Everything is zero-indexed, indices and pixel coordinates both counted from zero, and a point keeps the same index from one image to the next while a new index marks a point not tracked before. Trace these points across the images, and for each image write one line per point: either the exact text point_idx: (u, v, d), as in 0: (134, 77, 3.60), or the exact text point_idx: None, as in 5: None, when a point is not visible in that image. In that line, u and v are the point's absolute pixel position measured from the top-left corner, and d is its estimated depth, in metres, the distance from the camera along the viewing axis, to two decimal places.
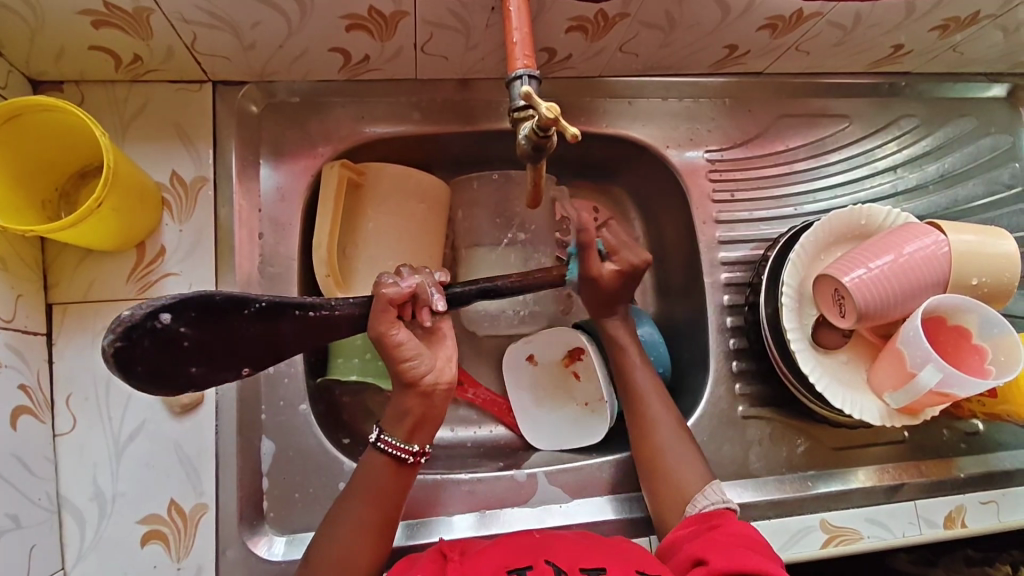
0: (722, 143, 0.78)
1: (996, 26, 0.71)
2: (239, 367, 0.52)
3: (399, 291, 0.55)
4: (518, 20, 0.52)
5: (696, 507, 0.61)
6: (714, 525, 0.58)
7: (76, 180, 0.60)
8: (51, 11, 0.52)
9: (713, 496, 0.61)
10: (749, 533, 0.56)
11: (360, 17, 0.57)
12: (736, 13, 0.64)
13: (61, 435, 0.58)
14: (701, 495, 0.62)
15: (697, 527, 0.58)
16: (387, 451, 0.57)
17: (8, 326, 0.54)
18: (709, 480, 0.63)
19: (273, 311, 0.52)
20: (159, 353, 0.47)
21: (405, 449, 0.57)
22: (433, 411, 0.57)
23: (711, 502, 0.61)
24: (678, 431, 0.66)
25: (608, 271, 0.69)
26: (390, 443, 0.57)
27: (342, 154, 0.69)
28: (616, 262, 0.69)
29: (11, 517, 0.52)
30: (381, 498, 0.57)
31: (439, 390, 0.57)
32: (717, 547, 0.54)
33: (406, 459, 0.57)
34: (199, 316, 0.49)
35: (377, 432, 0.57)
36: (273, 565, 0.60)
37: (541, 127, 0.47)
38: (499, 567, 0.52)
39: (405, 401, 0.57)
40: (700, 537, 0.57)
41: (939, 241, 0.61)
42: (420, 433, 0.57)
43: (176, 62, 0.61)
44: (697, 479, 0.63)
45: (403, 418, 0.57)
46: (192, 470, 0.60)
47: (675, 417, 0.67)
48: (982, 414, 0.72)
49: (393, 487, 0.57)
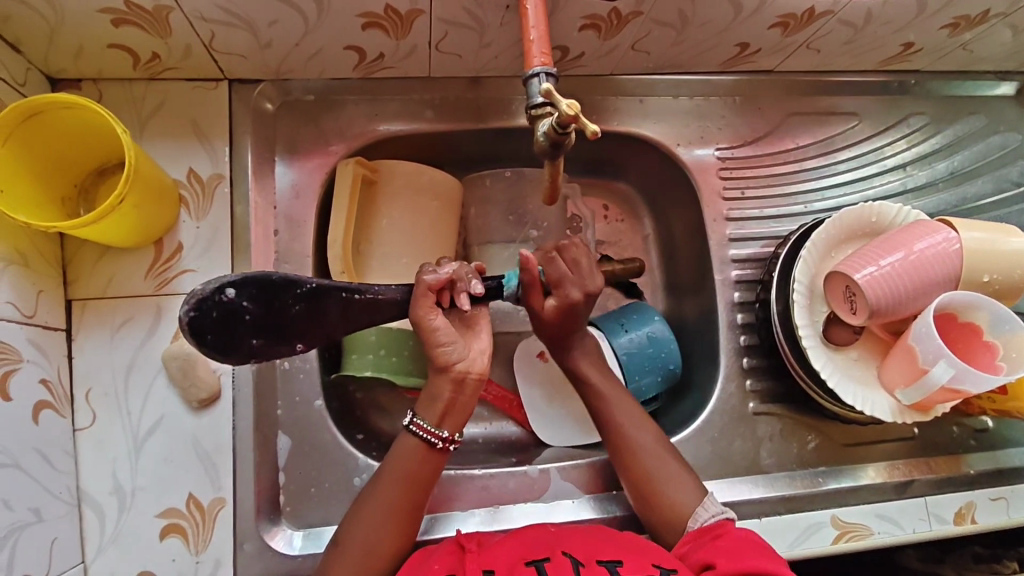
0: (732, 141, 0.78)
1: (1006, 25, 0.72)
2: (293, 343, 0.55)
3: (437, 278, 0.56)
4: (534, 18, 0.53)
5: (697, 522, 0.59)
6: (719, 534, 0.57)
7: (94, 177, 0.61)
8: (73, 10, 0.52)
9: (712, 508, 0.59)
10: (752, 537, 0.56)
11: (376, 16, 0.58)
12: (748, 12, 0.64)
13: (80, 429, 0.59)
14: (700, 508, 0.60)
15: (700, 539, 0.57)
16: (419, 434, 0.57)
17: (29, 321, 0.55)
18: (702, 491, 0.61)
19: (322, 292, 0.55)
20: (224, 325, 0.51)
21: (435, 433, 0.57)
22: (463, 399, 0.57)
23: (713, 513, 0.59)
24: (660, 451, 0.63)
25: (547, 306, 0.62)
26: (423, 426, 0.57)
27: (356, 152, 0.69)
28: (555, 299, 0.62)
29: (33, 510, 0.52)
30: (413, 484, 0.56)
31: (470, 379, 0.57)
32: (727, 555, 0.54)
33: (435, 444, 0.57)
34: (260, 293, 0.52)
35: (411, 415, 0.57)
36: (288, 559, 0.61)
37: (561, 124, 0.48)
38: (517, 559, 0.52)
39: (435, 386, 0.57)
40: (706, 548, 0.56)
41: (950, 237, 0.62)
42: (450, 420, 0.57)
43: (193, 61, 0.61)
44: (693, 498, 0.60)
45: (434, 403, 0.57)
46: (210, 464, 0.60)
47: (656, 436, 0.64)
48: (992, 410, 0.72)
49: (426, 472, 0.57)
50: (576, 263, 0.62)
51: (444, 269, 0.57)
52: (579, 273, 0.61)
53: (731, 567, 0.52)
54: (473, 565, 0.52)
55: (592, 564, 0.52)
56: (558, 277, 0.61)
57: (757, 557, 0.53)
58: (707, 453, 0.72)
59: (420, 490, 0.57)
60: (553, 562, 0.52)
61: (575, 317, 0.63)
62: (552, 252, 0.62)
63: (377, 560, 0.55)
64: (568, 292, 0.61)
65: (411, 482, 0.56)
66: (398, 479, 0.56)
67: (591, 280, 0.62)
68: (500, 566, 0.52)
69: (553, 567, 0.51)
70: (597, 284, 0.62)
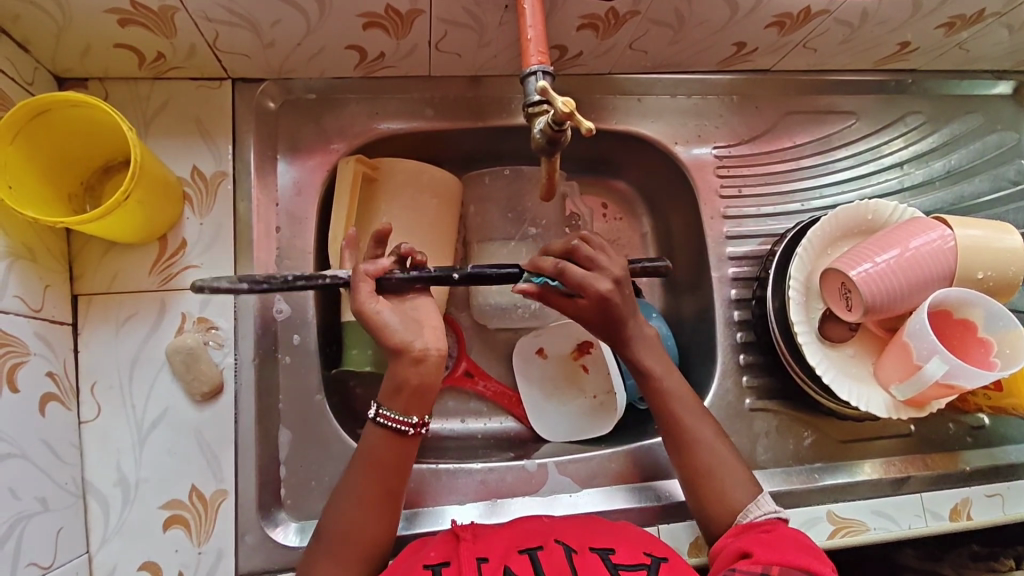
0: (730, 140, 0.79)
1: (1002, 24, 0.72)
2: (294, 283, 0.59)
3: (371, 267, 0.55)
4: (532, 18, 0.53)
5: (747, 516, 0.59)
6: (767, 529, 0.56)
7: (100, 174, 0.62)
8: (80, 10, 0.53)
9: (765, 506, 0.59)
10: (801, 537, 0.56)
11: (377, 15, 0.59)
12: (744, 11, 0.65)
13: (85, 422, 0.60)
14: (754, 504, 0.59)
15: (745, 531, 0.57)
16: (386, 425, 0.55)
17: (36, 315, 0.56)
18: (757, 489, 0.61)
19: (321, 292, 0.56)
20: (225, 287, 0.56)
21: (405, 421, 0.55)
22: (429, 381, 0.55)
23: (765, 512, 0.58)
24: (719, 447, 0.62)
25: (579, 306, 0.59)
26: (389, 417, 0.55)
27: (356, 150, 0.70)
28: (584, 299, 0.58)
29: (40, 500, 0.53)
30: (385, 470, 0.56)
31: (431, 357, 0.55)
32: (767, 546, 0.54)
33: (405, 431, 0.56)
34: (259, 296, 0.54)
35: (376, 407, 0.56)
36: (289, 551, 0.62)
37: (556, 121, 0.49)
38: (510, 547, 0.53)
39: (397, 371, 0.55)
40: (747, 538, 0.56)
41: (946, 236, 0.62)
42: (418, 405, 0.56)
43: (198, 60, 0.63)
44: (744, 494, 0.60)
45: (397, 391, 0.55)
46: (212, 457, 0.61)
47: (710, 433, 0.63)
48: (987, 407, 0.72)
49: (398, 460, 0.56)
50: (591, 259, 0.59)
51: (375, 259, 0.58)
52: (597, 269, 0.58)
53: (767, 558, 0.52)
54: (467, 552, 0.52)
55: (585, 551, 0.53)
56: (579, 282, 0.57)
57: (800, 556, 0.53)
58: None
59: (394, 478, 0.56)
60: (546, 550, 0.52)
61: (615, 309, 0.59)
62: (562, 260, 0.58)
63: (360, 547, 0.54)
64: (597, 291, 0.57)
65: (388, 471, 0.56)
66: (371, 467, 0.55)
67: (615, 267, 0.59)
68: (495, 554, 0.52)
69: (546, 556, 0.52)
70: (623, 271, 0.59)
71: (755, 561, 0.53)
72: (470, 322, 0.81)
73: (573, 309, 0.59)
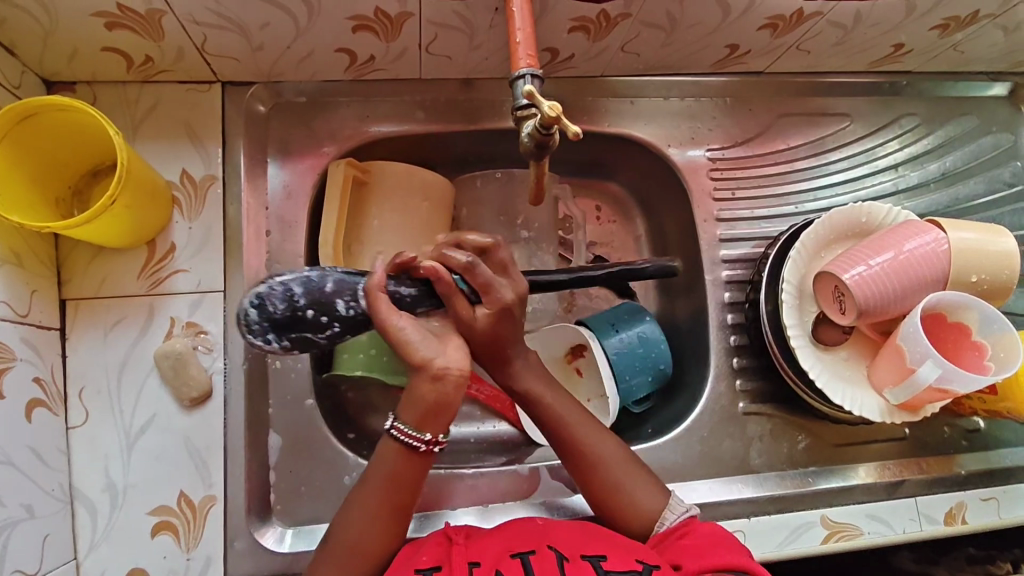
0: (723, 142, 0.78)
1: (996, 26, 0.72)
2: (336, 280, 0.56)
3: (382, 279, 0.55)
4: (520, 20, 0.53)
5: (663, 524, 0.59)
6: (683, 534, 0.57)
7: (89, 178, 0.62)
8: (66, 13, 0.53)
9: (678, 508, 0.59)
10: (716, 532, 0.57)
11: (366, 18, 0.58)
12: (737, 13, 0.64)
13: (73, 427, 0.59)
14: (667, 511, 0.59)
15: (665, 542, 0.57)
16: (398, 439, 0.54)
17: (23, 320, 0.56)
18: (667, 492, 0.61)
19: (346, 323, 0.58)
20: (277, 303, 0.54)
21: (417, 437, 0.54)
22: (447, 399, 0.53)
23: (678, 515, 0.59)
24: (625, 464, 0.61)
25: (478, 315, 0.57)
26: (402, 430, 0.54)
27: (347, 153, 0.70)
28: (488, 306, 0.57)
29: (26, 507, 0.53)
30: (394, 483, 0.55)
31: (452, 375, 0.53)
32: (693, 554, 0.54)
33: (418, 447, 0.54)
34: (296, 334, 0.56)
35: (391, 420, 0.55)
36: (280, 556, 0.62)
37: (544, 125, 0.48)
38: (503, 552, 0.53)
39: (417, 386, 0.53)
40: (672, 547, 0.56)
41: (939, 239, 0.62)
42: (431, 423, 0.54)
43: (187, 64, 0.62)
44: (658, 500, 0.60)
45: (416, 405, 0.53)
46: (201, 462, 0.61)
47: (619, 452, 0.61)
48: (983, 411, 0.72)
49: (408, 473, 0.55)
50: (504, 268, 0.59)
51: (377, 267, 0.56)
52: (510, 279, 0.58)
53: (698, 566, 0.53)
54: (460, 557, 0.52)
55: (576, 559, 0.52)
56: (485, 282, 0.56)
57: (725, 555, 0.54)
58: (697, 452, 0.72)
59: (406, 493, 0.55)
60: (538, 555, 0.52)
61: (507, 325, 0.58)
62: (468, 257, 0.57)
63: (360, 559, 0.54)
64: (500, 297, 0.57)
65: (393, 482, 0.55)
66: (380, 480, 0.55)
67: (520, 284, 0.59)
68: (487, 559, 0.52)
69: (539, 560, 0.52)
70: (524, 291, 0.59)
71: (688, 572, 0.53)
72: None
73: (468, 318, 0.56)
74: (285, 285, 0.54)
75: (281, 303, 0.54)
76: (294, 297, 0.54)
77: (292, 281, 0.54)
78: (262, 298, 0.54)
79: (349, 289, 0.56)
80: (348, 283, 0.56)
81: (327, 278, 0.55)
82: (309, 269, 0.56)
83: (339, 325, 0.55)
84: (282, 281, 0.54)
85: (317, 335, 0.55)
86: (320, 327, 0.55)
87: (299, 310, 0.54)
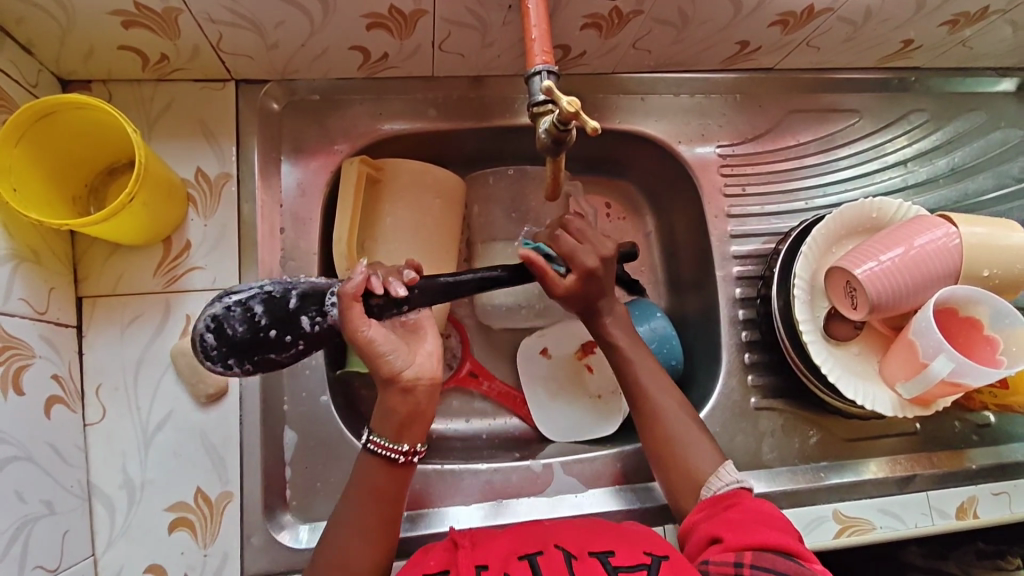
0: (733, 138, 0.79)
1: (1005, 21, 0.72)
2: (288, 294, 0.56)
3: (358, 283, 0.53)
4: (536, 17, 0.53)
5: (711, 489, 0.60)
6: (730, 505, 0.57)
7: (104, 176, 0.62)
8: (84, 12, 0.53)
9: (727, 476, 0.59)
10: (763, 509, 0.56)
11: (381, 16, 0.59)
12: (747, 10, 0.65)
13: (90, 424, 0.60)
14: (715, 476, 0.60)
15: (711, 509, 0.57)
16: (376, 452, 0.55)
17: (41, 317, 0.56)
18: (721, 459, 0.62)
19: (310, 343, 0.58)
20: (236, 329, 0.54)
21: (394, 449, 0.55)
22: (421, 410, 0.55)
23: (726, 483, 0.59)
24: (683, 419, 0.64)
25: (568, 281, 0.64)
26: (379, 443, 0.55)
27: (360, 151, 0.70)
28: (574, 272, 0.64)
29: (46, 502, 0.53)
30: (379, 496, 0.55)
31: (421, 387, 0.54)
32: (737, 528, 0.54)
33: (396, 459, 0.55)
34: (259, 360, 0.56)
35: (367, 434, 0.56)
36: (295, 553, 0.62)
37: (563, 120, 0.49)
38: (510, 555, 0.52)
39: (387, 400, 0.54)
40: (716, 518, 0.56)
41: (951, 233, 0.62)
42: (408, 432, 0.55)
43: (201, 62, 0.63)
44: (707, 467, 0.61)
45: (389, 418, 0.55)
46: (218, 460, 0.61)
47: (680, 406, 0.65)
48: (993, 405, 0.72)
49: (391, 485, 0.56)
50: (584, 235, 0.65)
51: (356, 274, 0.54)
52: (590, 242, 0.65)
53: (738, 542, 0.52)
54: (466, 560, 0.52)
55: (585, 556, 0.52)
56: (569, 251, 0.64)
57: (771, 532, 0.53)
58: None
59: (389, 505, 0.56)
60: (546, 556, 0.52)
61: (595, 288, 0.65)
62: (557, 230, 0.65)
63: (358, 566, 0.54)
64: (584, 262, 0.63)
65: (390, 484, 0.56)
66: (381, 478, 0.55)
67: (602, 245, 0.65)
68: (494, 561, 0.52)
69: (546, 560, 0.51)
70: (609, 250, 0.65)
71: (728, 545, 0.52)
72: (473, 322, 0.81)
73: (561, 286, 0.64)
74: (244, 306, 0.54)
75: (240, 325, 0.54)
76: (254, 317, 0.54)
77: (252, 301, 0.54)
78: (220, 322, 0.54)
79: (312, 303, 0.56)
80: (310, 297, 0.56)
81: (291, 293, 0.55)
82: (269, 285, 0.56)
83: (304, 342, 0.56)
84: (239, 302, 0.54)
85: (281, 353, 0.55)
86: (285, 345, 0.55)
87: (260, 330, 0.54)
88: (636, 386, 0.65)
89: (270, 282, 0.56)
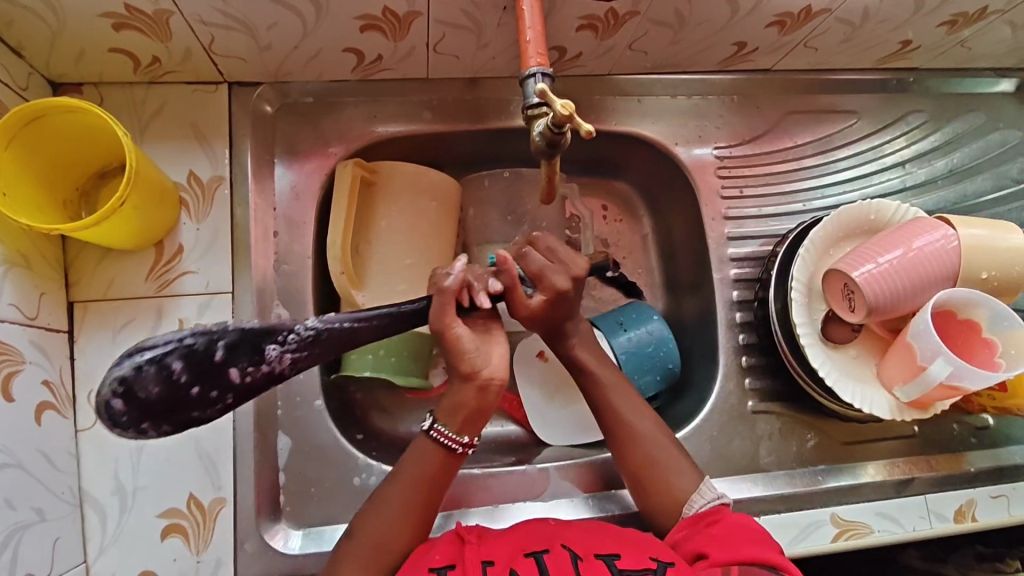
0: (730, 140, 0.78)
1: (1004, 21, 0.72)
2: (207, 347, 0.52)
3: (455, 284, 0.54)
4: (530, 19, 0.53)
5: (692, 508, 0.59)
6: (713, 521, 0.57)
7: (96, 179, 0.62)
8: (74, 14, 0.53)
9: (708, 493, 0.59)
10: (748, 524, 0.56)
11: (374, 17, 0.58)
12: (745, 10, 0.64)
13: (82, 430, 0.59)
14: (696, 494, 0.60)
15: (693, 527, 0.57)
16: (438, 440, 0.55)
17: (31, 323, 0.55)
18: (701, 478, 0.61)
19: None
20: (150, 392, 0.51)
21: (456, 440, 0.55)
22: (487, 406, 0.55)
23: (708, 500, 0.59)
24: (665, 442, 0.62)
25: (534, 303, 0.59)
26: (442, 432, 0.55)
27: (355, 153, 0.70)
28: (542, 293, 0.59)
29: (37, 510, 0.53)
30: (425, 486, 0.55)
31: (495, 384, 0.55)
32: (721, 544, 0.54)
33: (455, 449, 0.56)
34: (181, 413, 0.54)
35: (430, 421, 0.56)
36: (289, 559, 0.62)
37: (557, 124, 0.48)
38: (516, 551, 0.52)
39: (460, 392, 0.55)
40: (699, 535, 0.56)
41: (949, 235, 0.62)
42: (471, 427, 0.55)
43: (194, 64, 0.62)
44: (692, 481, 0.60)
45: (455, 411, 0.55)
46: (211, 465, 0.61)
47: (659, 428, 0.63)
48: (992, 407, 0.72)
49: (439, 477, 0.56)
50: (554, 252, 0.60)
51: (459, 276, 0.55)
52: (560, 261, 0.59)
53: (724, 557, 0.52)
54: (472, 555, 0.52)
55: (590, 558, 0.52)
56: (538, 270, 0.58)
57: (755, 547, 0.53)
58: (707, 451, 0.72)
59: (433, 497, 0.56)
60: (552, 553, 0.52)
61: (563, 307, 0.60)
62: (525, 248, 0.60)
63: (384, 558, 0.53)
64: (552, 283, 0.58)
65: (424, 482, 0.55)
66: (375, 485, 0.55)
67: (573, 262, 0.59)
68: (500, 558, 0.51)
69: (552, 559, 0.51)
70: (583, 267, 0.59)
71: (713, 560, 0.52)
72: None
73: (528, 308, 0.59)
74: (157, 365, 0.50)
75: (153, 386, 0.51)
76: (170, 377, 0.51)
77: (167, 358, 0.51)
78: (129, 386, 0.50)
79: (240, 354, 0.52)
80: (237, 349, 0.52)
81: (213, 345, 0.51)
82: (189, 337, 0.51)
83: (231, 395, 0.53)
84: (150, 360, 0.50)
85: (205, 410, 0.53)
86: (209, 401, 0.52)
87: (179, 388, 0.51)
88: (611, 409, 0.63)
89: (190, 333, 0.52)
